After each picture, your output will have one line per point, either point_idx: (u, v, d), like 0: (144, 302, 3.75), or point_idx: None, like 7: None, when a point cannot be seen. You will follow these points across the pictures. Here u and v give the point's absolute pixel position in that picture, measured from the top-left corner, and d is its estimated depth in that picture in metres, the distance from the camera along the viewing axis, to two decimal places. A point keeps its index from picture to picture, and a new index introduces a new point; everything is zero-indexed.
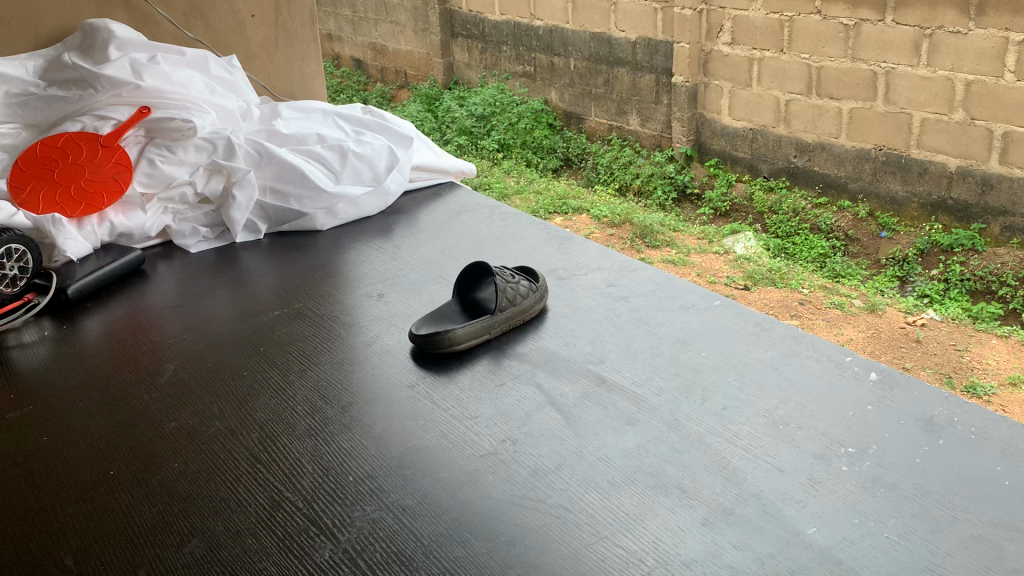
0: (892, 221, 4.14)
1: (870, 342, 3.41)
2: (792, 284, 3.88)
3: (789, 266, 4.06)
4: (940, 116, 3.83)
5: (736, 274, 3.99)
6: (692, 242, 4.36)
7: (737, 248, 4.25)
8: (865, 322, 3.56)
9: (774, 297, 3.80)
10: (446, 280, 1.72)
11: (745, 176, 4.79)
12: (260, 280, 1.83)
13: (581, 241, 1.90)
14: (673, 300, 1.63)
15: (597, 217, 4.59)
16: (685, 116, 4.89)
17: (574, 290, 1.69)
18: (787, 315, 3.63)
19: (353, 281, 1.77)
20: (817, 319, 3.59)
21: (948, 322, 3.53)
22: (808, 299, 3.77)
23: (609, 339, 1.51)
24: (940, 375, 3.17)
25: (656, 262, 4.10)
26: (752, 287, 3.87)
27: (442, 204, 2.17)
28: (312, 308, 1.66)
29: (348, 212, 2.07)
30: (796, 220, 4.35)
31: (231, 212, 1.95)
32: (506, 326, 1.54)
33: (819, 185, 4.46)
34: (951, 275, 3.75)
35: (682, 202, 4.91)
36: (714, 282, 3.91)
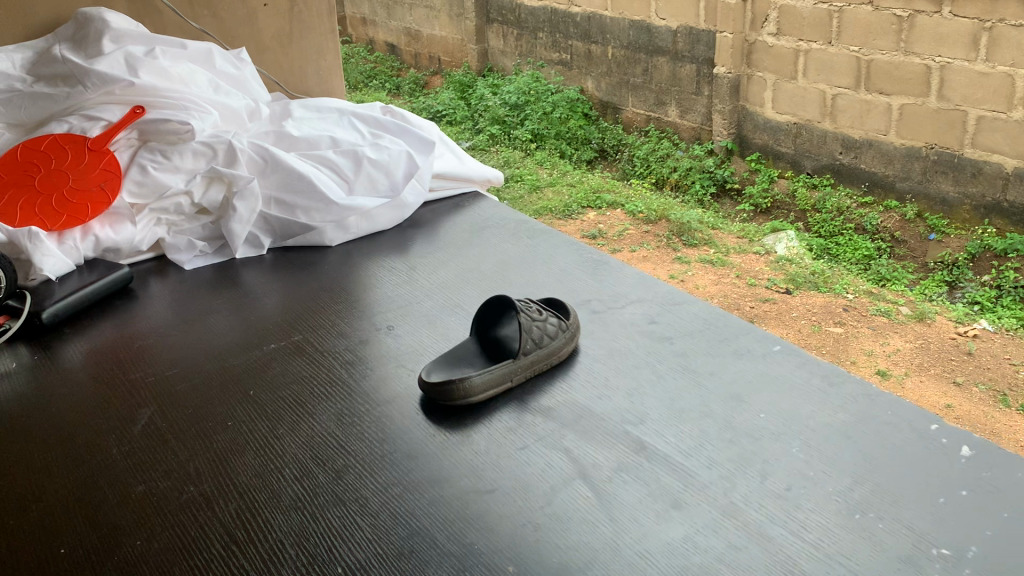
0: (942, 223, 3.85)
1: (918, 352, 3.15)
2: (835, 290, 3.59)
3: (834, 269, 3.78)
4: (998, 113, 3.55)
5: (777, 277, 3.73)
6: (732, 240, 4.09)
7: (778, 248, 3.98)
8: (913, 332, 3.28)
9: (817, 302, 3.52)
10: (465, 310, 1.52)
11: (788, 172, 4.51)
12: (258, 301, 1.64)
13: (619, 265, 1.68)
14: (724, 343, 1.42)
15: (632, 213, 4.34)
16: (726, 109, 4.64)
17: (610, 326, 1.48)
18: (831, 322, 3.37)
19: (362, 308, 1.57)
20: (861, 327, 3.33)
21: (1002, 335, 3.26)
22: (853, 307, 3.49)
23: (650, 391, 1.30)
24: (994, 392, 2.92)
25: (691, 260, 3.86)
26: (794, 291, 3.60)
27: (466, 217, 1.97)
28: (312, 341, 1.47)
29: (360, 226, 1.87)
30: (839, 219, 4.09)
31: (231, 225, 1.75)
32: (530, 372, 1.34)
33: (864, 184, 4.19)
34: (1004, 282, 3.48)
35: (721, 198, 4.63)
36: (754, 284, 3.66)
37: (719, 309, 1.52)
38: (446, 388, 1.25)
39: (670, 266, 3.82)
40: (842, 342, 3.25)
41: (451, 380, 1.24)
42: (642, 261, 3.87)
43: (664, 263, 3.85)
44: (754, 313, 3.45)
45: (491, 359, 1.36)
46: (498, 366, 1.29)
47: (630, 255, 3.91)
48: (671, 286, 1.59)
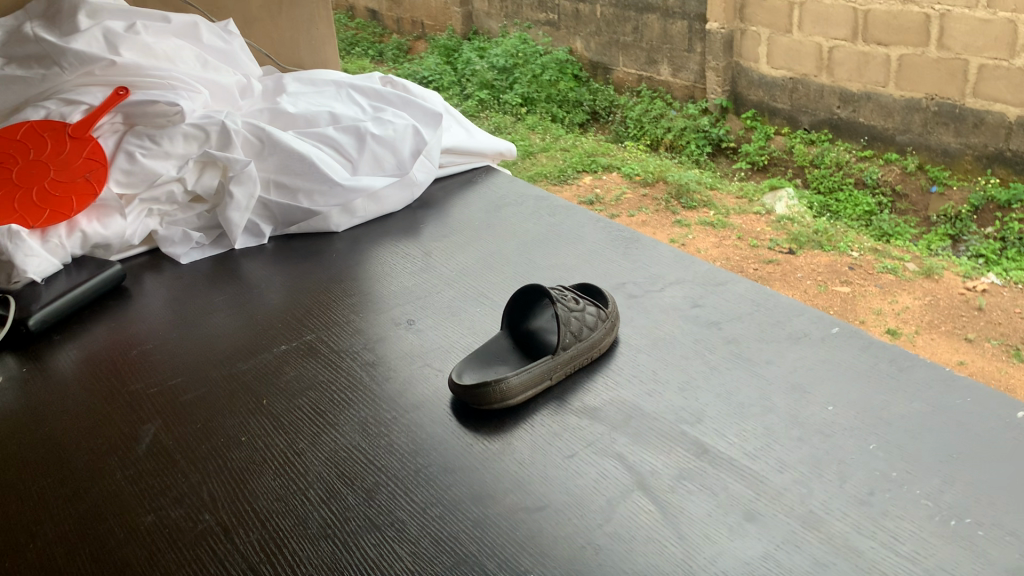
0: (943, 174, 3.74)
1: (927, 309, 3.03)
2: (839, 247, 3.43)
3: (836, 228, 3.63)
4: (999, 61, 3.41)
5: (780, 236, 3.54)
6: (731, 201, 3.88)
7: (778, 207, 3.83)
8: (921, 288, 3.18)
9: (821, 262, 3.35)
10: (490, 301, 1.40)
11: (785, 129, 4.35)
12: (263, 297, 1.52)
13: (650, 243, 1.56)
14: (777, 326, 1.31)
15: (628, 175, 4.09)
16: (721, 65, 4.47)
17: (650, 312, 1.36)
18: (837, 282, 3.21)
19: (377, 300, 1.45)
20: (868, 286, 3.19)
21: (1011, 288, 3.19)
22: (859, 264, 3.36)
23: (704, 385, 1.19)
24: (1007, 347, 2.83)
25: (692, 223, 3.64)
26: (797, 251, 3.42)
27: (479, 195, 1.84)
28: (326, 340, 1.34)
29: (367, 209, 1.74)
30: (838, 174, 3.97)
31: (228, 214, 1.62)
32: (570, 368, 1.22)
33: (863, 138, 4.04)
34: (1008, 233, 3.42)
35: (716, 156, 4.52)
36: (756, 244, 3.47)
37: (765, 288, 1.41)
38: (481, 391, 1.13)
39: (670, 230, 3.58)
40: (850, 301, 3.11)
41: (486, 381, 1.12)
42: (642, 226, 3.62)
43: (664, 227, 3.61)
44: (759, 274, 3.25)
45: (526, 354, 1.24)
46: (537, 363, 1.17)
47: (629, 220, 3.64)
48: (710, 264, 1.48)
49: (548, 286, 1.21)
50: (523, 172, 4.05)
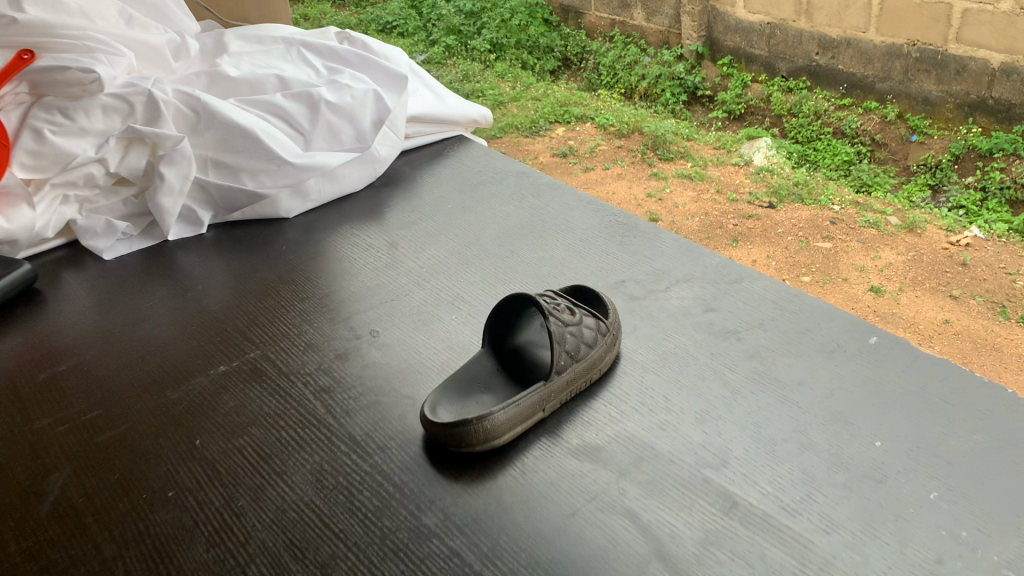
0: (924, 123, 3.34)
1: (911, 265, 2.57)
2: (822, 202, 2.93)
3: (817, 180, 3.13)
4: (984, 5, 3.02)
5: (759, 190, 2.99)
6: (708, 150, 3.32)
7: (756, 157, 3.30)
8: (904, 244, 2.69)
9: (802, 217, 2.84)
10: (469, 308, 1.20)
11: (762, 76, 3.93)
12: (198, 300, 1.29)
13: (651, 232, 1.37)
14: (808, 336, 1.12)
15: (602, 126, 3.44)
16: (695, 9, 4.07)
17: (656, 317, 1.16)
18: (818, 239, 2.71)
19: (333, 305, 1.23)
20: (851, 241, 2.70)
21: (995, 242, 2.75)
22: (841, 219, 2.85)
23: (726, 415, 1.00)
24: (993, 304, 2.41)
25: (668, 175, 3.08)
26: (778, 206, 2.90)
27: (452, 171, 1.62)
28: (272, 358, 1.13)
29: (322, 189, 1.51)
30: (817, 123, 3.57)
31: (159, 199, 1.38)
32: (566, 395, 1.02)
33: (842, 86, 3.63)
34: (989, 183, 3.02)
35: (693, 104, 4.13)
36: (734, 199, 2.92)
37: (788, 287, 1.22)
38: (462, 431, 0.92)
39: (645, 183, 3.02)
40: (831, 258, 2.63)
41: (466, 420, 0.92)
42: (613, 179, 3.04)
43: (639, 180, 3.03)
44: (737, 232, 2.74)
45: (515, 379, 1.04)
46: (527, 394, 0.97)
47: (601, 173, 3.05)
48: (722, 256, 1.28)
49: (537, 296, 1.00)
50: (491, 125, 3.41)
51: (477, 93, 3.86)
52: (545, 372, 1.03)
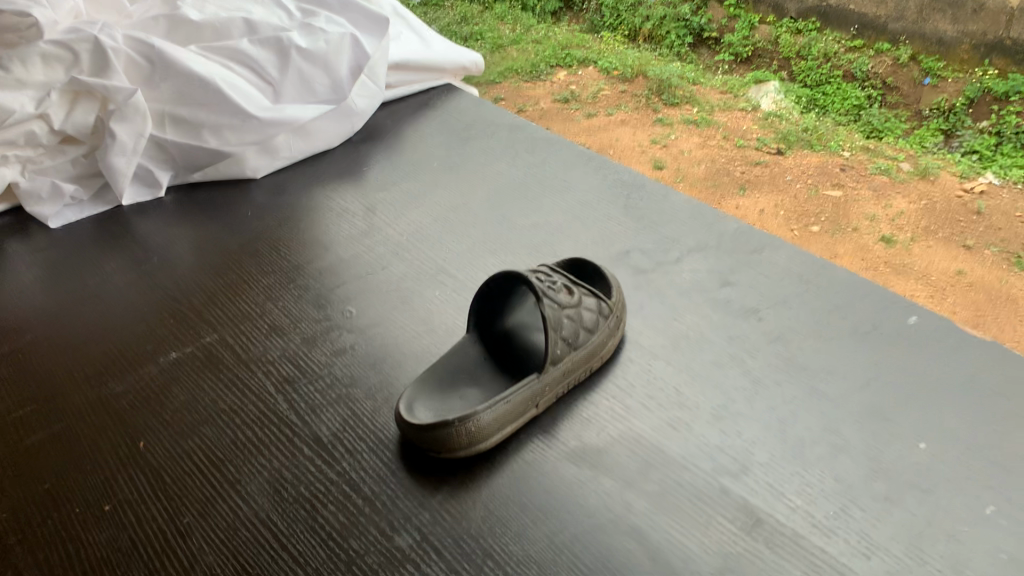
0: (937, 65, 3.08)
1: (923, 213, 2.31)
2: (830, 147, 2.60)
3: (824, 125, 2.79)
4: None
5: (766, 135, 2.66)
6: (713, 94, 2.92)
7: (763, 103, 2.95)
8: (915, 191, 2.43)
9: (812, 163, 2.52)
10: (456, 282, 1.07)
11: (768, 18, 3.59)
12: (152, 272, 1.15)
13: (660, 192, 1.23)
14: (838, 317, 0.99)
15: (605, 69, 3.06)
16: None
17: (665, 293, 1.03)
18: (828, 186, 2.40)
19: (301, 281, 1.09)
20: (862, 188, 2.40)
21: (1010, 189, 2.55)
22: (852, 164, 2.55)
23: (746, 410, 0.87)
24: (1009, 255, 2.16)
25: (674, 120, 2.70)
26: (787, 151, 2.56)
27: (439, 123, 1.47)
28: (230, 343, 1.00)
29: (293, 146, 1.37)
30: (826, 65, 3.25)
31: (110, 159, 1.23)
32: (563, 388, 0.89)
33: (854, 27, 3.35)
34: (1005, 128, 2.80)
35: (695, 47, 3.67)
36: (742, 144, 2.58)
37: (812, 257, 1.08)
38: (442, 435, 0.79)
39: (649, 130, 2.65)
40: (841, 206, 2.31)
41: (444, 422, 0.79)
42: (616, 125, 2.67)
43: (643, 126, 2.69)
44: (744, 178, 2.41)
45: (505, 369, 0.91)
46: (517, 389, 0.83)
47: (603, 119, 2.70)
48: (739, 221, 1.14)
49: (528, 275, 0.86)
50: (483, 70, 2.99)
51: (471, 36, 3.60)
52: (539, 362, 0.90)
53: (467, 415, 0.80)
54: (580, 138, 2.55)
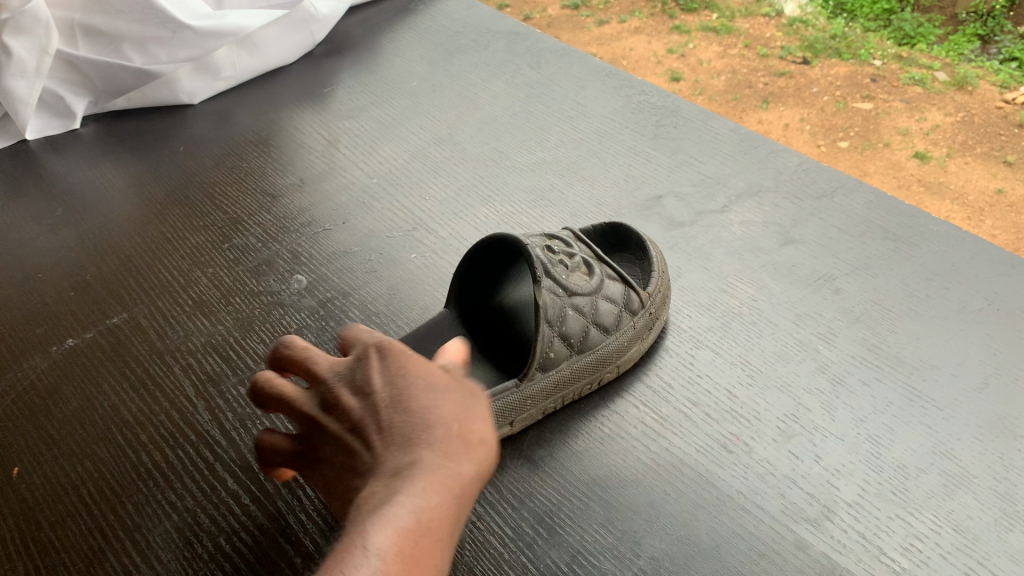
0: None
1: (958, 127, 1.70)
2: (860, 57, 1.96)
3: (856, 32, 2.06)
4: None
5: (789, 43, 2.08)
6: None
7: (787, 7, 2.22)
8: (950, 103, 1.77)
9: (839, 72, 1.93)
10: (439, 238, 0.84)
11: None
12: (57, 225, 0.91)
13: (695, 116, 0.98)
14: (939, 287, 0.74)
15: None
16: None
17: (709, 255, 0.80)
18: (855, 99, 1.84)
19: (236, 244, 0.85)
20: (891, 101, 1.81)
21: None
22: (883, 75, 1.90)
23: (825, 424, 0.64)
24: None
25: (691, 27, 2.22)
26: (812, 59, 2.00)
27: (423, 31, 1.20)
28: (141, 329, 0.76)
29: (240, 65, 1.11)
30: None
31: (7, 83, 0.98)
32: (551, 402, 0.64)
33: None
34: None
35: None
36: (766, 54, 2.05)
37: (897, 203, 0.83)
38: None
39: (663, 39, 2.21)
40: (871, 120, 1.78)
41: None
42: (627, 35, 2.25)
43: (657, 35, 2.23)
44: (768, 91, 1.94)
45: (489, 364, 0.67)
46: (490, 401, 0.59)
47: (614, 28, 2.29)
48: (802, 156, 0.90)
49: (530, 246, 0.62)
50: None
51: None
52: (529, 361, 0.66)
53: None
54: (589, 49, 2.23)
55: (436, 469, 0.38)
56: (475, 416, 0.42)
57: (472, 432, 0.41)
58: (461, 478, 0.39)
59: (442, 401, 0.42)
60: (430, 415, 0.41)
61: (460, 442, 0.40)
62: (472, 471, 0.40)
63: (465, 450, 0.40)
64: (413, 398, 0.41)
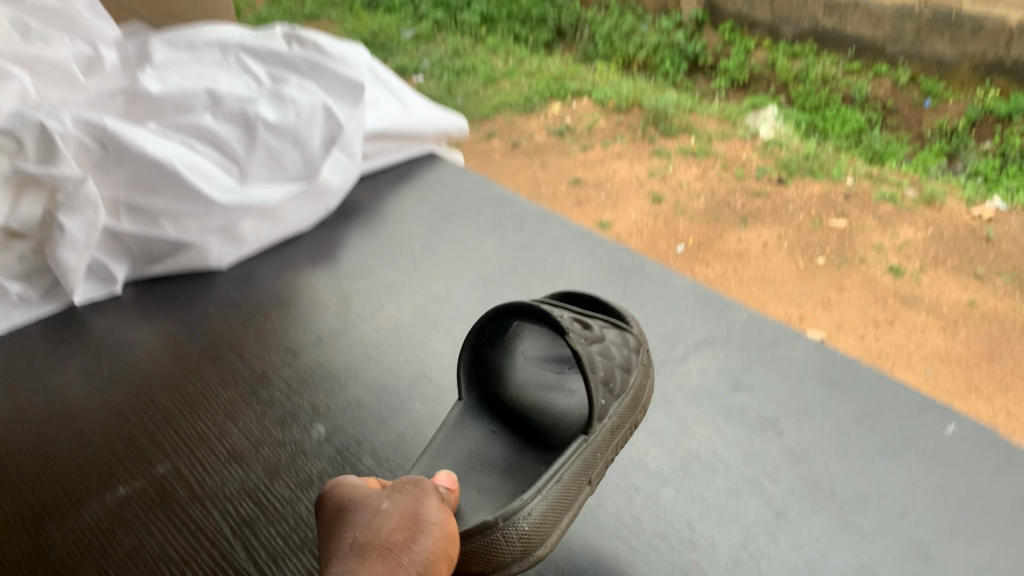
0: (939, 86, 2.47)
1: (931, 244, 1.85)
2: (832, 175, 2.11)
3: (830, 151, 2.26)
4: None
5: (765, 164, 2.17)
6: (712, 122, 2.44)
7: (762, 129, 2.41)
8: (923, 218, 1.95)
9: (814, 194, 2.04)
10: (440, 388, 0.97)
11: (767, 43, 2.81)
12: (103, 383, 1.03)
13: (660, 273, 1.13)
14: (866, 427, 0.87)
15: (599, 100, 2.57)
16: None
17: (671, 401, 0.92)
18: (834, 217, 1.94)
19: (262, 398, 0.98)
20: (866, 218, 1.93)
21: None
22: (855, 194, 2.05)
23: (770, 551, 0.76)
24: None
25: (671, 151, 2.27)
26: (788, 179, 2.10)
27: (421, 196, 1.37)
28: (182, 477, 0.88)
29: (260, 233, 1.26)
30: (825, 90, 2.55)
31: (59, 255, 1.12)
32: (611, 446, 0.76)
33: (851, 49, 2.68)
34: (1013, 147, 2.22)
35: (690, 74, 2.84)
36: (742, 175, 2.12)
37: (832, 352, 0.97)
38: (484, 544, 0.63)
39: (644, 162, 2.23)
40: (845, 237, 1.87)
41: (490, 524, 0.63)
42: (610, 160, 2.26)
43: (639, 158, 2.25)
44: (746, 211, 1.97)
45: (527, 442, 0.76)
46: (566, 464, 0.70)
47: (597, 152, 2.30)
48: (750, 310, 1.04)
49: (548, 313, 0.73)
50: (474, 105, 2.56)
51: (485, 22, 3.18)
52: (577, 419, 0.77)
53: (514, 509, 0.65)
54: (574, 172, 2.22)
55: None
56: (377, 528, 0.59)
57: (370, 543, 0.57)
58: None
59: (352, 533, 0.59)
60: (341, 549, 0.58)
61: (357, 553, 0.57)
62: (370, 562, 0.56)
63: (365, 555, 0.56)
64: (335, 544, 0.59)
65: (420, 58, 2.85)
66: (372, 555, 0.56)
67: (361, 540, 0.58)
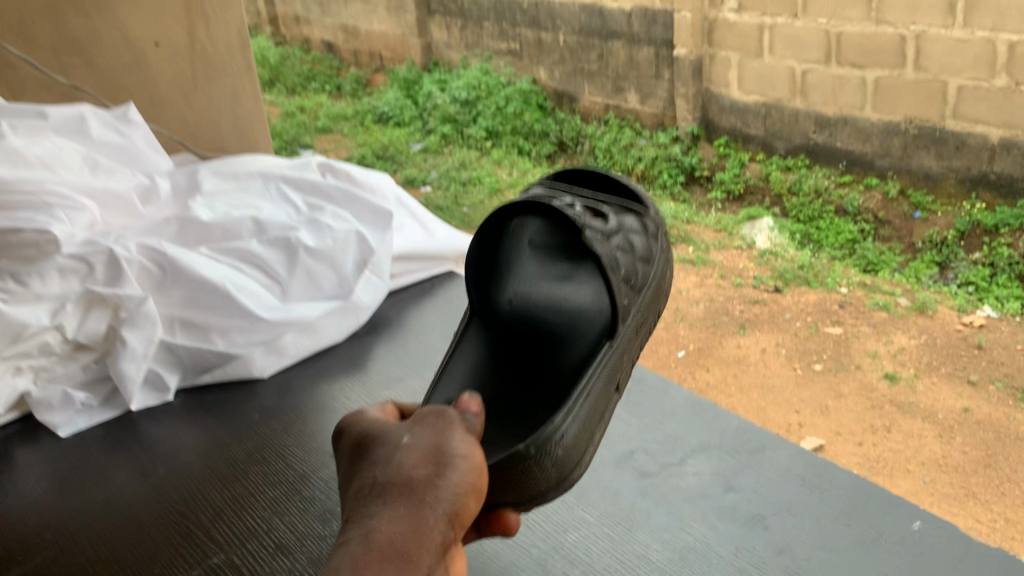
0: (926, 199, 2.43)
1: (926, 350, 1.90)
2: (827, 284, 2.19)
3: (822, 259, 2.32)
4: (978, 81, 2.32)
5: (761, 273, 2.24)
6: (709, 230, 2.26)
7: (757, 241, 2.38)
8: (914, 325, 2.00)
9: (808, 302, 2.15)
10: None
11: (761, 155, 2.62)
12: (159, 482, 1.15)
13: (660, 386, 1.25)
14: (843, 523, 0.99)
15: None
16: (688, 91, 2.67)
17: (671, 500, 1.04)
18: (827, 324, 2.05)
19: (305, 496, 1.09)
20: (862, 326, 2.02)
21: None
22: (850, 301, 2.13)
23: None
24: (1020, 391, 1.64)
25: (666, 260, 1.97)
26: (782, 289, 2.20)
27: (442, 311, 1.51)
28: (236, 566, 0.99)
29: (299, 345, 1.39)
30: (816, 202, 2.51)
31: (120, 365, 1.25)
32: (639, 333, 0.93)
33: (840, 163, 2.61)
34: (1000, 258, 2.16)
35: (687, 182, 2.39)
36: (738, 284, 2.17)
37: (813, 457, 1.09)
38: (522, 474, 0.75)
39: None
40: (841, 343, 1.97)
41: (524, 456, 0.75)
42: None
43: None
44: (744, 317, 2.08)
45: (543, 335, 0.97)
46: (593, 378, 0.85)
47: None
48: (740, 419, 1.17)
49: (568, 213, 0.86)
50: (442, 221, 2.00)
51: (464, 102, 2.56)
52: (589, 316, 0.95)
53: (550, 432, 0.77)
54: None
55: (364, 528, 0.64)
56: (399, 466, 0.68)
57: (393, 485, 0.67)
58: (377, 532, 0.63)
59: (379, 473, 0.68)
60: (369, 489, 0.67)
61: (382, 496, 0.66)
62: (393, 507, 0.65)
63: (388, 499, 0.66)
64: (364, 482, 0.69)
65: (414, 154, 2.46)
66: (395, 499, 0.66)
67: (385, 479, 0.67)
